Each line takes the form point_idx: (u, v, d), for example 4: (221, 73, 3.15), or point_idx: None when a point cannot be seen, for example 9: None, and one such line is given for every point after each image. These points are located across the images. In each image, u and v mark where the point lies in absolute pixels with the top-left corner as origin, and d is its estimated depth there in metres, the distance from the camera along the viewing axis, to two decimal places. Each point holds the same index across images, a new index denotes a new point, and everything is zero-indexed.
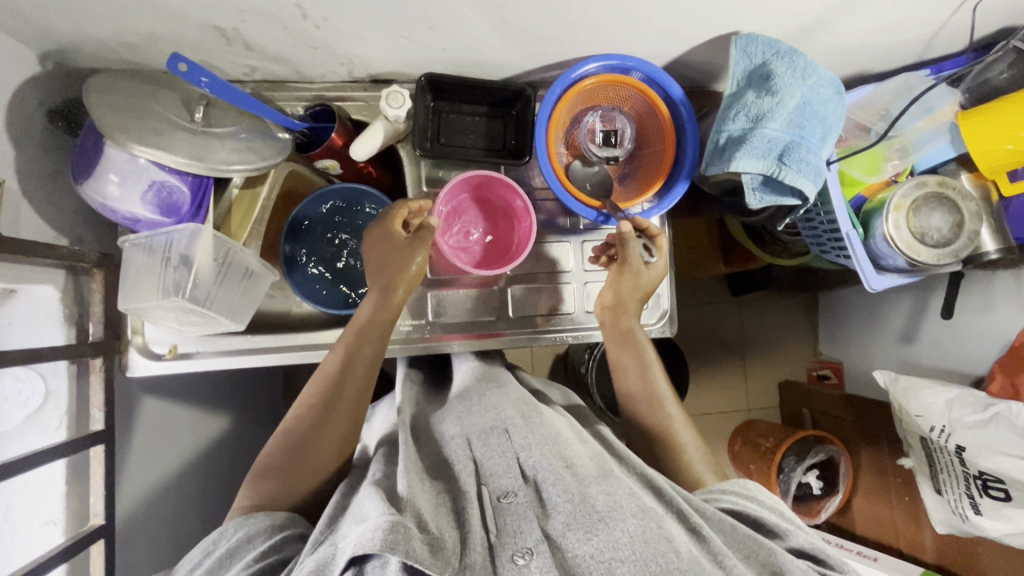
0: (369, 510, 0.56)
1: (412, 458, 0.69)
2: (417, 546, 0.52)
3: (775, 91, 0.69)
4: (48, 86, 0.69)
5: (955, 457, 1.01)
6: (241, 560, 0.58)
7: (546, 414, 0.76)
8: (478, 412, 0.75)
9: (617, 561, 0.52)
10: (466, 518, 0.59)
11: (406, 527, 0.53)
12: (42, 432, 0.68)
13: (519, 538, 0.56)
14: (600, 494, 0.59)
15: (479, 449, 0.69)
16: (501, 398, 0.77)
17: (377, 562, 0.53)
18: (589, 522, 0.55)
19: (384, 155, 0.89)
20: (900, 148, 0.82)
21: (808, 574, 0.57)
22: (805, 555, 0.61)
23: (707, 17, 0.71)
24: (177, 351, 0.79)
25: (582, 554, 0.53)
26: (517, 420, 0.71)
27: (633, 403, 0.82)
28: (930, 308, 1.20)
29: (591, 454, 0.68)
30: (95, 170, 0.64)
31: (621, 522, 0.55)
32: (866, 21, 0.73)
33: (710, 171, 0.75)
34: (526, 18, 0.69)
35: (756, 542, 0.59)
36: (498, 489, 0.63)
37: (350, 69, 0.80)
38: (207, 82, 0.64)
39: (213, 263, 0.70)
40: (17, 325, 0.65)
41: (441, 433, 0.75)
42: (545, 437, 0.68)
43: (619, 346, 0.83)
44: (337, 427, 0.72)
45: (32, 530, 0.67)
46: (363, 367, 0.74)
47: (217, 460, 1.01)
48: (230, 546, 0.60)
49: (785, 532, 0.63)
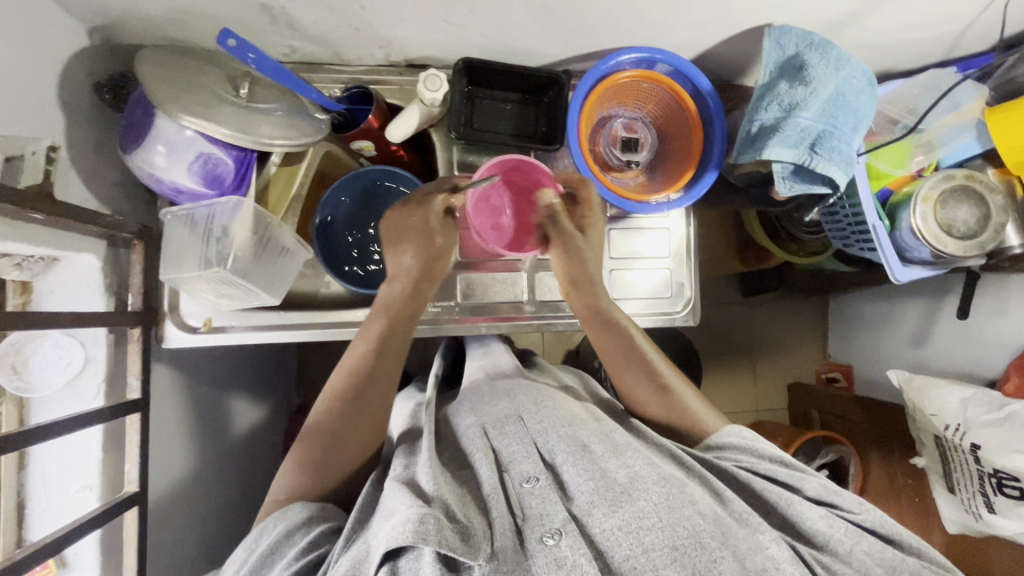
0: (397, 504, 0.57)
1: (434, 453, 0.70)
2: (448, 535, 0.53)
3: (809, 81, 0.70)
4: (94, 60, 0.71)
5: (969, 456, 1.01)
6: (283, 557, 0.59)
7: (561, 399, 0.77)
8: (492, 401, 0.76)
9: (645, 529, 0.54)
10: (491, 503, 0.60)
11: (436, 518, 0.54)
12: (81, 398, 0.71)
13: (546, 520, 0.57)
14: (618, 468, 0.61)
15: (495, 436, 0.70)
16: (512, 384, 0.78)
17: (411, 555, 0.54)
18: (613, 497, 0.57)
19: (416, 138, 0.90)
20: (927, 143, 0.83)
21: (828, 520, 0.60)
22: (819, 501, 0.64)
23: (743, 8, 0.73)
24: (211, 324, 0.80)
25: (609, 528, 0.55)
26: (527, 406, 0.73)
27: (634, 395, 0.80)
28: (944, 311, 1.21)
29: (600, 430, 0.69)
30: (144, 142, 0.66)
31: (643, 491, 0.57)
32: (898, 16, 0.74)
33: (742, 159, 0.77)
34: (566, 5, 0.71)
35: (774, 494, 0.64)
36: (520, 474, 0.63)
37: (388, 52, 0.81)
38: (254, 58, 0.66)
39: (252, 237, 0.71)
40: (59, 292, 0.70)
41: (458, 427, 0.75)
42: (559, 419, 0.69)
43: (603, 333, 0.80)
44: (370, 417, 0.72)
45: (70, 495, 0.70)
46: (393, 357, 0.74)
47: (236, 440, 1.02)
48: (272, 542, 0.61)
49: (801, 482, 0.66)
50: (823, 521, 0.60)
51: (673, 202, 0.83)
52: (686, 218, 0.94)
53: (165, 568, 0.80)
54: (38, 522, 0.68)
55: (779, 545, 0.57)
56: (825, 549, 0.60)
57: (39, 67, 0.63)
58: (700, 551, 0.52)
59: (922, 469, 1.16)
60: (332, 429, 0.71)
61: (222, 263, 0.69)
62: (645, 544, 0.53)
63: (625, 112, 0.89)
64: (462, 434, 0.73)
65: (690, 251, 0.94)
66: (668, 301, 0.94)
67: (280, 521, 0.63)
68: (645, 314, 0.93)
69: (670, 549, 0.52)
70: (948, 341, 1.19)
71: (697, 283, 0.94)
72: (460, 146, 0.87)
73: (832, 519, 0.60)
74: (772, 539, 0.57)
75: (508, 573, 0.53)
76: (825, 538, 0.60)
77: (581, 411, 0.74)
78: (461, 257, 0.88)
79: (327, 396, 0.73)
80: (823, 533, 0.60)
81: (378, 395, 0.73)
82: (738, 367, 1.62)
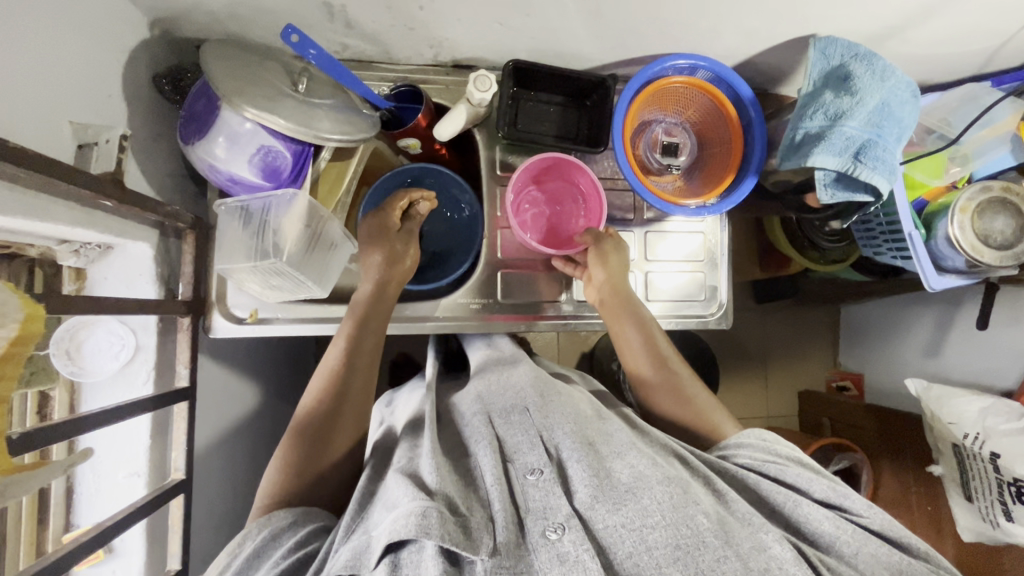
0: (398, 496, 0.57)
1: (436, 441, 0.69)
2: (451, 528, 0.53)
3: (855, 92, 0.72)
4: (154, 52, 0.72)
5: (989, 464, 1.00)
6: (268, 560, 0.57)
7: (564, 393, 0.77)
8: (497, 391, 0.77)
9: (648, 527, 0.54)
10: (494, 496, 0.59)
11: (438, 511, 0.53)
12: (131, 385, 0.71)
13: (550, 514, 0.56)
14: (623, 469, 0.61)
15: (499, 425, 0.70)
16: (519, 377, 0.79)
17: (413, 547, 0.53)
18: (617, 495, 0.58)
19: (459, 138, 0.91)
20: (962, 157, 0.85)
21: (835, 522, 0.59)
22: (827, 503, 0.63)
23: (792, 18, 0.74)
24: (256, 316, 0.81)
25: (612, 525, 0.55)
26: (534, 398, 0.73)
27: (642, 378, 0.82)
28: (958, 321, 1.23)
29: (603, 430, 0.69)
30: (207, 132, 0.68)
31: (648, 490, 0.57)
32: (939, 30, 0.76)
33: (786, 165, 0.79)
34: (619, 11, 0.72)
35: (780, 495, 0.63)
36: (525, 465, 0.63)
37: (437, 53, 0.83)
38: (315, 54, 0.67)
39: (303, 228, 0.72)
40: (112, 279, 0.70)
41: (460, 411, 0.77)
42: (566, 414, 0.70)
43: (622, 322, 0.83)
44: (351, 415, 0.72)
45: (119, 481, 0.70)
46: (365, 355, 0.75)
47: (262, 434, 1.02)
48: (257, 546, 0.58)
49: (807, 483, 0.64)
50: (829, 522, 0.60)
51: (711, 206, 0.84)
52: (722, 224, 0.96)
53: (200, 558, 0.80)
54: (87, 505, 0.69)
55: (782, 544, 0.55)
56: (830, 551, 0.59)
57: (107, 57, 0.64)
58: (703, 549, 0.52)
59: (937, 477, 1.15)
60: (310, 434, 0.69)
61: (278, 254, 0.69)
62: (648, 542, 0.53)
63: (665, 117, 0.90)
64: (465, 419, 0.74)
65: (724, 253, 0.96)
66: (701, 304, 0.96)
67: (264, 526, 0.60)
68: (676, 315, 0.95)
69: (673, 548, 0.52)
70: (963, 350, 1.20)
71: (731, 287, 0.95)
72: (502, 146, 0.88)
73: (839, 520, 0.60)
74: (775, 538, 0.56)
75: (509, 568, 0.52)
76: (829, 539, 0.59)
77: (586, 408, 0.75)
78: (502, 254, 0.89)
79: (307, 400, 0.73)
80: (829, 534, 0.59)
81: (356, 391, 0.73)
82: (750, 373, 1.63)
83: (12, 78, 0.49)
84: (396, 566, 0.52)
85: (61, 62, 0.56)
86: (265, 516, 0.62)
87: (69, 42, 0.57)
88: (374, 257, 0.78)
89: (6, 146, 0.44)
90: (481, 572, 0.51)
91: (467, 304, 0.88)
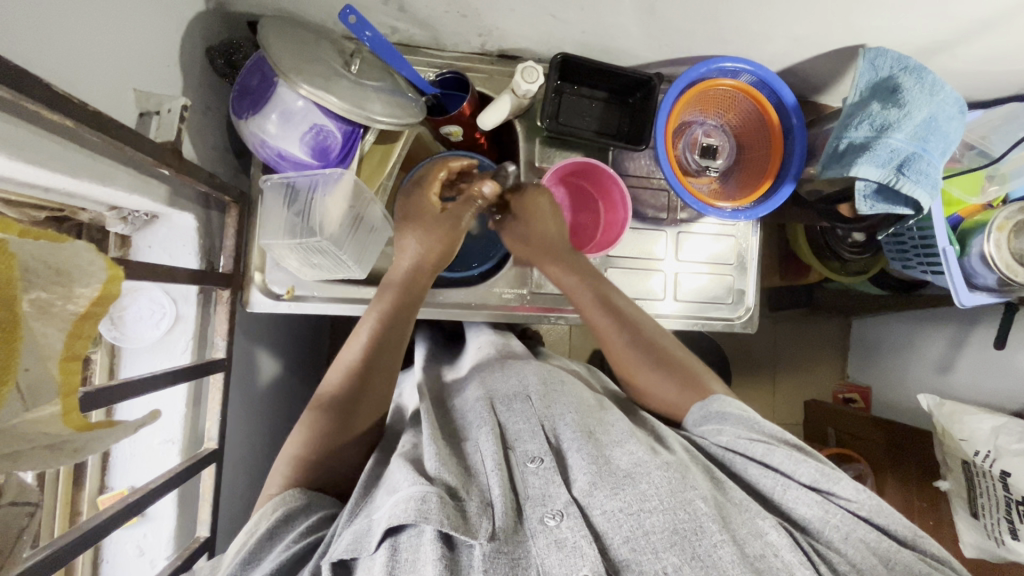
0: (398, 481, 0.55)
1: (435, 426, 0.67)
2: (449, 511, 0.51)
3: (903, 104, 0.72)
4: (209, 25, 0.72)
5: (998, 483, 0.98)
6: (288, 536, 0.56)
7: (568, 380, 0.74)
8: (502, 377, 0.73)
9: (646, 511, 0.51)
10: (494, 480, 0.56)
11: (437, 496, 0.51)
12: (169, 353, 0.72)
13: (548, 502, 0.54)
14: (622, 455, 0.59)
15: (502, 412, 0.66)
16: (524, 365, 0.75)
17: (412, 531, 0.51)
18: (614, 480, 0.55)
19: (498, 131, 0.94)
20: (1000, 176, 0.86)
21: (820, 508, 0.56)
22: (815, 486, 0.58)
23: (842, 29, 0.75)
24: (293, 293, 0.81)
25: (609, 510, 0.52)
26: (538, 386, 0.70)
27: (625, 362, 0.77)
28: (972, 340, 1.21)
29: (602, 420, 0.66)
30: (262, 108, 0.70)
31: (646, 475, 0.55)
32: (989, 47, 0.77)
33: (826, 173, 0.79)
34: (674, 10, 0.72)
35: (769, 482, 0.60)
36: (526, 454, 0.60)
37: (485, 41, 0.83)
38: (371, 36, 0.68)
39: (348, 207, 0.74)
40: (155, 247, 0.70)
41: (456, 403, 0.73)
42: (569, 404, 0.67)
43: (602, 319, 0.78)
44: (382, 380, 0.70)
45: (153, 446, 0.71)
46: (398, 329, 0.71)
47: (278, 408, 1.01)
48: (283, 517, 0.57)
49: (790, 467, 0.59)
50: (816, 507, 0.56)
51: (746, 209, 0.84)
52: (753, 229, 0.97)
53: (219, 526, 0.80)
54: (119, 472, 0.70)
55: (779, 531, 0.53)
56: (818, 539, 0.56)
57: (167, 28, 0.64)
58: (700, 537, 0.50)
59: (943, 492, 1.13)
60: (333, 389, 0.67)
61: (322, 232, 0.71)
62: (645, 527, 0.51)
63: (705, 119, 0.90)
64: (467, 407, 0.70)
65: (753, 258, 0.96)
66: (727, 307, 0.97)
67: (287, 499, 0.59)
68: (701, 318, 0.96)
69: (670, 533, 0.50)
70: (976, 368, 1.19)
71: (758, 292, 0.97)
72: (543, 138, 0.90)
73: (827, 504, 0.56)
74: (773, 524, 0.53)
75: (508, 554, 0.50)
76: (818, 526, 0.56)
77: (589, 399, 0.71)
78: None
79: (351, 350, 0.70)
80: (818, 522, 0.56)
81: (391, 361, 0.70)
82: (761, 380, 1.61)
83: (84, 44, 0.50)
84: (395, 551, 0.50)
85: (127, 30, 0.57)
86: (285, 488, 0.61)
87: (136, 12, 0.58)
88: (409, 243, 0.76)
89: (86, 110, 0.45)
90: (479, 556, 0.49)
91: (501, 292, 0.90)
